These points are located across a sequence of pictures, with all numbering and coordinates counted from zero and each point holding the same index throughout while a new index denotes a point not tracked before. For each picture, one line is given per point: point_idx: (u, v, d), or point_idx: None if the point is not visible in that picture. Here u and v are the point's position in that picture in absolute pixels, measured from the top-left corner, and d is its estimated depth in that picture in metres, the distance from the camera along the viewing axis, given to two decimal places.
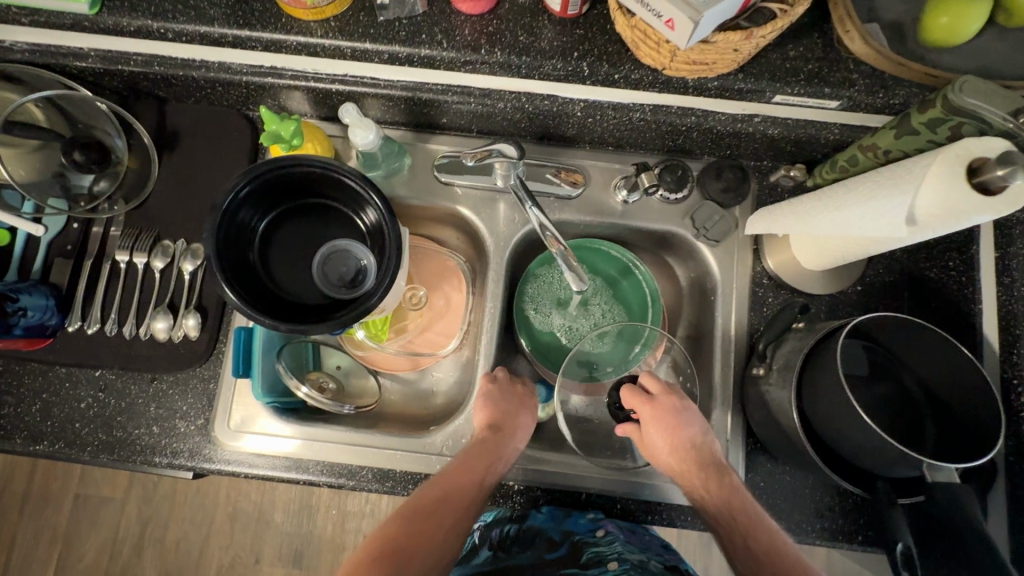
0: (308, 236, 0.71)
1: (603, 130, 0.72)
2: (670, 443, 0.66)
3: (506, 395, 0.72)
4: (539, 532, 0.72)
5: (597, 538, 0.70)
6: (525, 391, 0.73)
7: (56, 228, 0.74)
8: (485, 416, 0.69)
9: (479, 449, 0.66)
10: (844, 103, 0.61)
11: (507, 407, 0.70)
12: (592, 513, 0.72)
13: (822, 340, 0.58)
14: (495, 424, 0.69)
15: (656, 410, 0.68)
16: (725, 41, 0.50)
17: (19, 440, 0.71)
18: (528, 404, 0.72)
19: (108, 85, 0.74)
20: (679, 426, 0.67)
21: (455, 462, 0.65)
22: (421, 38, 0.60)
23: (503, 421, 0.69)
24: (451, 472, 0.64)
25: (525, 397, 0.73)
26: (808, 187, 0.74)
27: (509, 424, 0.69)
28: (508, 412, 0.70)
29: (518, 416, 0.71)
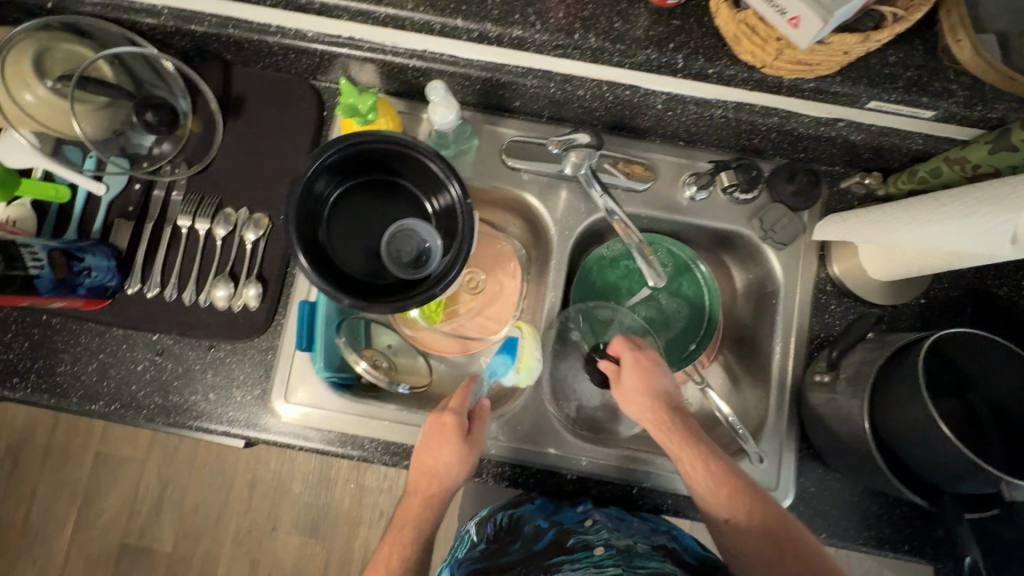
0: (376, 215, 0.70)
1: (679, 124, 0.71)
2: (647, 396, 0.67)
3: (429, 440, 0.66)
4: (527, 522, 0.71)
5: (584, 527, 0.69)
6: (447, 426, 0.66)
7: (117, 187, 0.73)
8: (428, 459, 0.65)
9: (413, 515, 0.67)
10: (939, 114, 0.60)
11: (426, 459, 0.65)
12: (582, 505, 0.72)
13: (897, 353, 0.58)
14: (421, 479, 0.66)
15: (629, 358, 0.69)
16: (839, 43, 0.49)
17: (75, 398, 0.71)
18: (451, 441, 0.65)
19: (177, 45, 0.72)
20: (657, 380, 0.67)
21: (399, 518, 0.68)
22: (513, 18, 0.59)
23: (425, 475, 0.66)
24: (395, 532, 0.67)
25: (450, 431, 0.65)
26: (879, 197, 0.73)
27: (436, 476, 0.66)
28: (433, 463, 0.65)
29: (442, 462, 0.65)
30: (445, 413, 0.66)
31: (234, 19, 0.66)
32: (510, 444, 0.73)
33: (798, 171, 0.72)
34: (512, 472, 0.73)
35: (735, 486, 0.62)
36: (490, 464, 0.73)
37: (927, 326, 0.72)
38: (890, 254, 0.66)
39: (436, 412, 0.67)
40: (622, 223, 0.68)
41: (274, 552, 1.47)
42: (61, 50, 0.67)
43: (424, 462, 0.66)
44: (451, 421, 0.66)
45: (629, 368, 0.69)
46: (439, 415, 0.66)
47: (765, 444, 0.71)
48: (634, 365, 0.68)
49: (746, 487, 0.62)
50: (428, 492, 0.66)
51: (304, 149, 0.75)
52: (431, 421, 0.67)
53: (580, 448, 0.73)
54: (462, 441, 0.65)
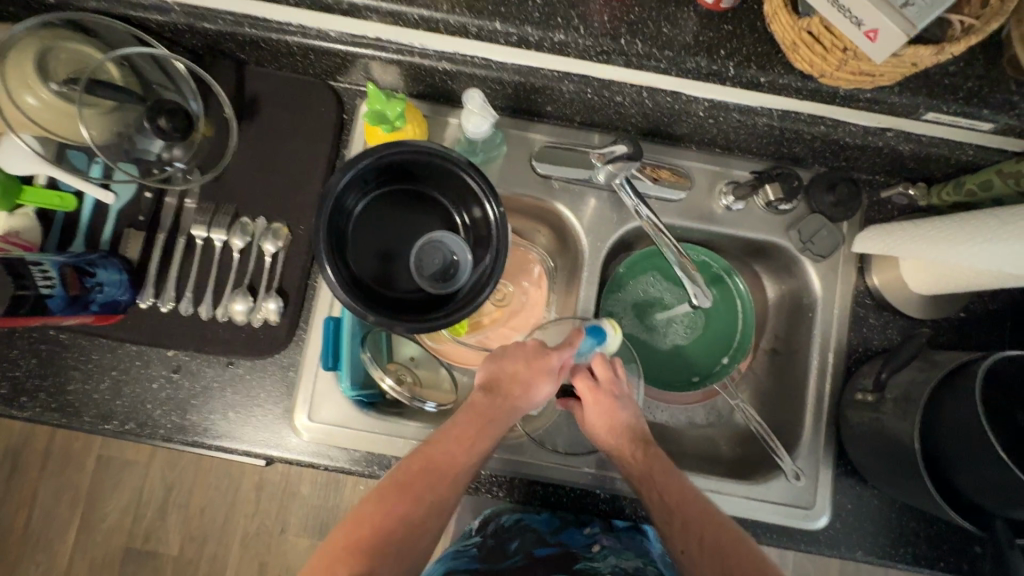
0: (402, 228, 0.66)
1: (718, 132, 0.68)
2: (608, 424, 0.65)
3: (512, 366, 0.65)
4: (534, 532, 0.72)
5: (592, 551, 0.70)
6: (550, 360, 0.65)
7: (126, 196, 0.69)
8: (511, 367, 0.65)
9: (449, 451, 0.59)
10: (997, 126, 0.57)
11: (513, 371, 0.64)
12: (591, 526, 0.72)
13: (950, 375, 0.57)
14: (499, 393, 0.63)
15: (596, 395, 0.66)
16: (911, 55, 0.46)
17: (88, 417, 0.68)
18: (546, 374, 0.64)
19: (187, 43, 0.68)
20: (616, 411, 0.65)
21: (455, 423, 0.61)
22: (556, 21, 0.55)
23: (513, 388, 0.63)
24: (446, 443, 0.59)
25: (543, 364, 0.65)
26: (921, 208, 0.71)
27: (518, 393, 0.63)
28: (520, 377, 0.64)
29: (533, 389, 0.64)
30: (541, 348, 0.66)
31: (250, 17, 0.62)
32: (544, 463, 0.70)
33: (839, 180, 0.69)
34: (546, 491, 0.70)
35: (705, 517, 0.58)
36: (521, 483, 0.70)
37: (967, 341, 0.71)
38: (937, 271, 0.64)
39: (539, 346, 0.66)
40: (653, 224, 0.66)
41: (282, 555, 1.42)
42: (64, 50, 0.62)
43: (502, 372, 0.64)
44: (552, 360, 0.65)
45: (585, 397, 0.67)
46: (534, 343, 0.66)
47: (803, 461, 0.70)
48: (602, 400, 0.66)
49: (714, 521, 0.58)
50: (485, 416, 0.62)
51: (323, 155, 0.72)
52: (528, 343, 0.66)
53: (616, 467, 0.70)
54: (555, 378, 0.65)
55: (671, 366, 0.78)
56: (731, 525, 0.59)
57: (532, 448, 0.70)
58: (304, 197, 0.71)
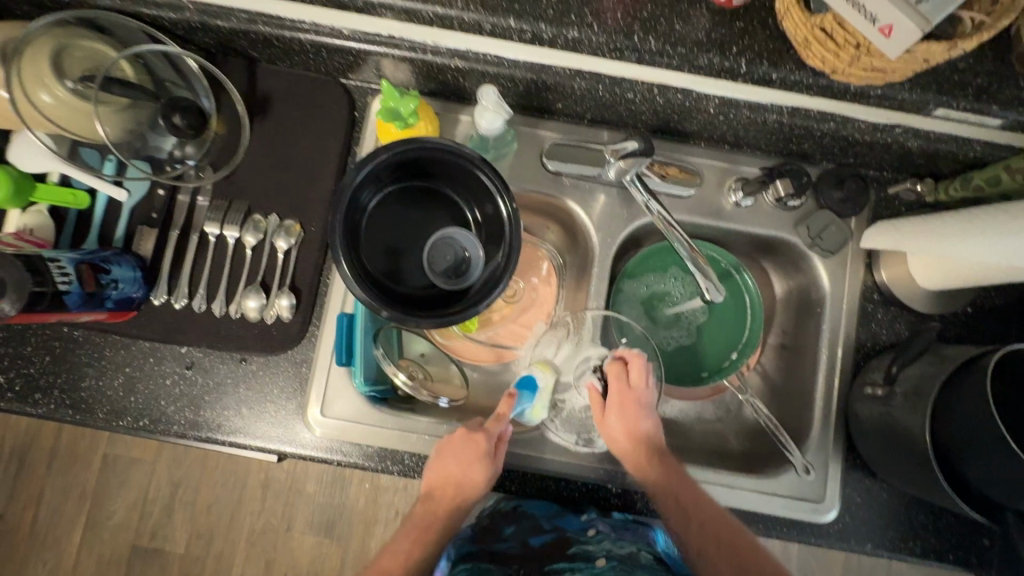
0: (415, 225, 0.67)
1: (728, 128, 0.69)
2: (626, 431, 0.65)
3: (448, 463, 0.63)
4: (530, 519, 0.71)
5: (586, 537, 0.68)
6: (482, 444, 0.63)
7: (139, 193, 0.69)
8: (446, 468, 0.63)
9: (429, 518, 0.64)
10: (1007, 122, 0.58)
11: (451, 470, 0.62)
12: (587, 513, 0.71)
13: (960, 369, 0.57)
14: (444, 492, 0.63)
15: (615, 394, 0.67)
16: (924, 51, 0.47)
17: (102, 414, 0.68)
18: (480, 460, 0.63)
19: (199, 41, 0.68)
20: (637, 417, 0.66)
21: (401, 535, 0.64)
22: (569, 18, 0.56)
23: (450, 487, 0.63)
24: (402, 545, 0.63)
25: (477, 448, 0.63)
26: (928, 204, 0.72)
27: (460, 489, 0.63)
28: (455, 474, 0.63)
29: (468, 480, 0.63)
30: (469, 434, 0.64)
31: (264, 15, 0.62)
32: (556, 458, 0.70)
33: (847, 176, 0.70)
34: (557, 486, 0.71)
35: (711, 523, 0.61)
36: (533, 476, 0.71)
37: (975, 336, 0.71)
38: (946, 267, 0.64)
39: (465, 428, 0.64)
40: (663, 219, 0.66)
41: (288, 553, 1.42)
42: (79, 48, 0.63)
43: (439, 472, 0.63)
44: (481, 440, 0.63)
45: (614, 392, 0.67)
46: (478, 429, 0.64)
47: (812, 455, 0.70)
48: (619, 406, 0.66)
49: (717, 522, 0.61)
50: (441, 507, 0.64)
51: (335, 153, 0.72)
52: (456, 433, 0.64)
53: None
54: (490, 461, 0.63)
55: (679, 361, 0.78)
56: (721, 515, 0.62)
57: (545, 442, 0.70)
58: (315, 194, 0.72)
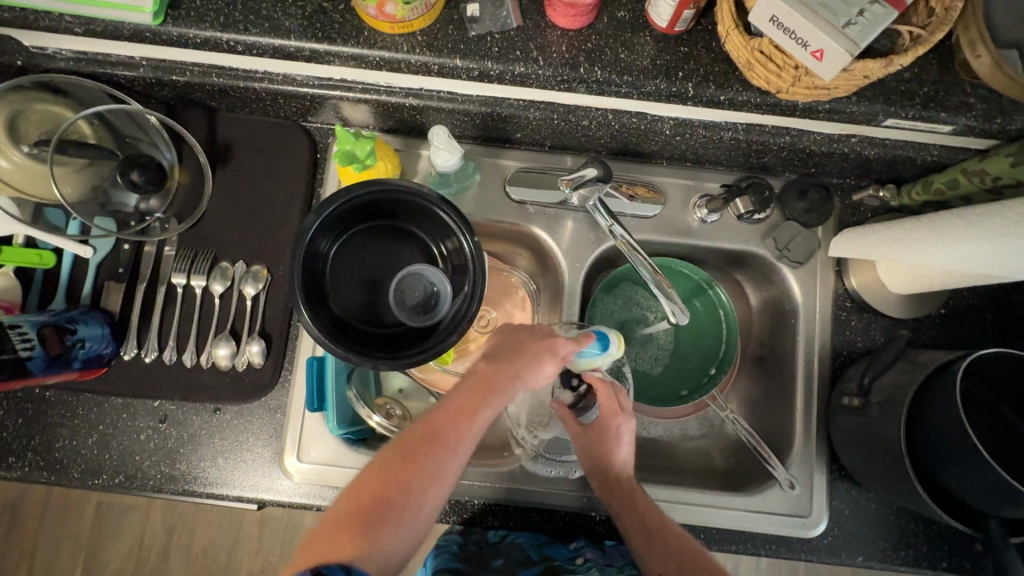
0: (381, 265, 0.66)
1: (687, 147, 0.69)
2: (605, 452, 0.63)
3: (513, 351, 0.57)
4: (518, 549, 0.69)
5: (575, 565, 0.66)
6: (545, 341, 0.58)
7: (105, 249, 0.69)
8: (498, 352, 0.57)
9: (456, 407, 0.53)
10: (957, 128, 0.58)
11: (512, 354, 0.56)
12: (576, 541, 0.70)
13: (931, 378, 0.57)
14: (498, 371, 0.55)
15: (606, 416, 0.63)
16: (861, 69, 0.47)
17: (77, 474, 0.68)
18: (546, 353, 0.58)
19: (156, 95, 0.69)
20: (620, 442, 0.63)
21: (446, 399, 0.54)
22: (515, 54, 0.56)
23: (512, 368, 0.56)
24: (431, 425, 0.51)
25: (553, 338, 0.59)
26: (893, 208, 0.72)
27: (515, 371, 0.56)
28: (513, 355, 0.57)
29: (533, 366, 0.56)
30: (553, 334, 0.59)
31: (217, 67, 0.63)
32: (537, 489, 0.69)
33: (809, 187, 0.70)
34: (541, 517, 0.70)
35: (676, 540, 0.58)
36: (516, 510, 0.70)
37: (950, 337, 0.71)
38: (914, 272, 0.64)
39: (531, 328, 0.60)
40: (626, 243, 0.67)
41: None
42: (35, 111, 0.63)
43: (487, 355, 0.57)
44: (551, 338, 0.59)
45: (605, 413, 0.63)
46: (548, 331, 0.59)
47: (796, 469, 0.70)
48: (608, 426, 0.63)
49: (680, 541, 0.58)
50: (482, 388, 0.54)
51: (299, 195, 0.72)
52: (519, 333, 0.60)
53: None
54: (556, 357, 0.58)
55: (659, 379, 0.78)
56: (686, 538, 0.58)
57: (525, 473, 0.70)
58: (282, 237, 0.72)
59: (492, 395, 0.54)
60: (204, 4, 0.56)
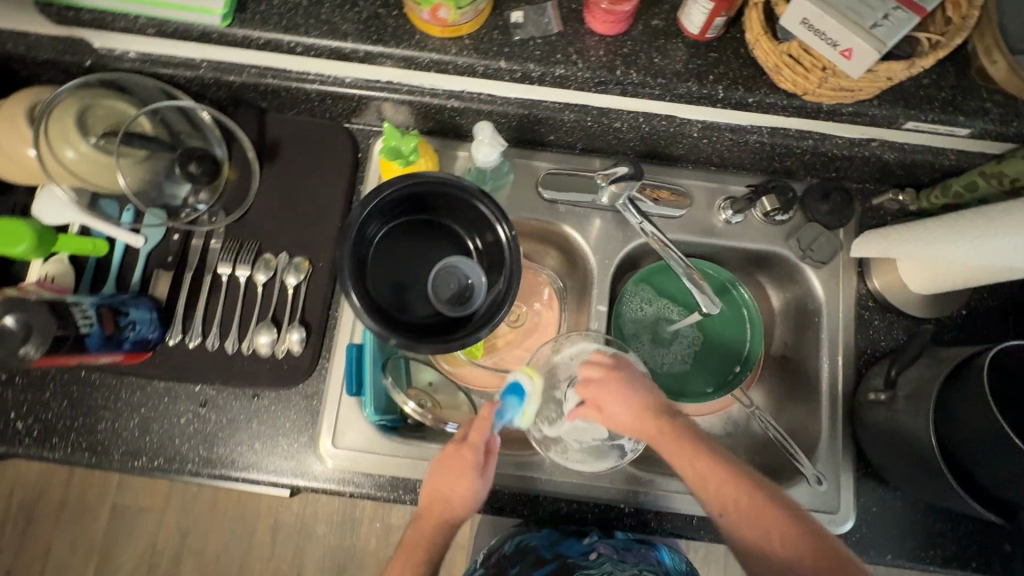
0: (420, 257, 0.70)
1: (713, 151, 0.72)
2: (631, 411, 0.59)
3: (440, 474, 0.59)
4: (533, 551, 0.72)
5: (588, 560, 0.71)
6: (468, 458, 0.59)
7: (155, 239, 0.73)
8: (432, 485, 0.60)
9: (420, 538, 0.60)
10: (975, 132, 0.61)
11: (439, 483, 0.59)
12: (590, 535, 0.73)
13: (957, 369, 0.58)
14: (434, 509, 0.59)
15: (606, 388, 0.60)
16: (886, 71, 0.51)
17: (117, 456, 0.69)
18: (469, 476, 0.59)
19: (211, 96, 0.73)
20: (635, 394, 0.60)
21: (405, 545, 0.60)
22: (555, 57, 0.60)
23: (440, 500, 0.59)
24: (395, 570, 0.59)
25: (461, 449, 0.60)
26: (912, 212, 0.74)
27: (449, 505, 0.59)
28: (443, 490, 0.59)
29: (458, 494, 0.59)
30: (462, 444, 0.60)
31: (273, 68, 0.67)
32: (567, 480, 0.70)
33: (831, 190, 0.73)
34: (570, 508, 0.71)
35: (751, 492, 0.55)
36: (546, 501, 0.71)
37: (972, 337, 0.72)
38: (934, 270, 0.66)
39: (455, 440, 0.61)
40: (659, 241, 0.68)
41: None
42: (100, 106, 0.67)
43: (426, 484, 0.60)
44: (468, 455, 0.59)
45: (590, 399, 0.61)
46: (464, 443, 0.60)
47: (823, 465, 0.70)
48: (614, 389, 0.60)
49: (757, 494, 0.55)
50: (430, 529, 0.60)
51: (340, 192, 0.76)
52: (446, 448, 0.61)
53: (636, 481, 0.71)
54: (480, 476, 0.59)
55: (688, 374, 0.80)
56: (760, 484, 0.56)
57: (554, 465, 0.70)
58: (323, 231, 0.75)
59: (436, 529, 0.59)
60: (268, 8, 0.60)
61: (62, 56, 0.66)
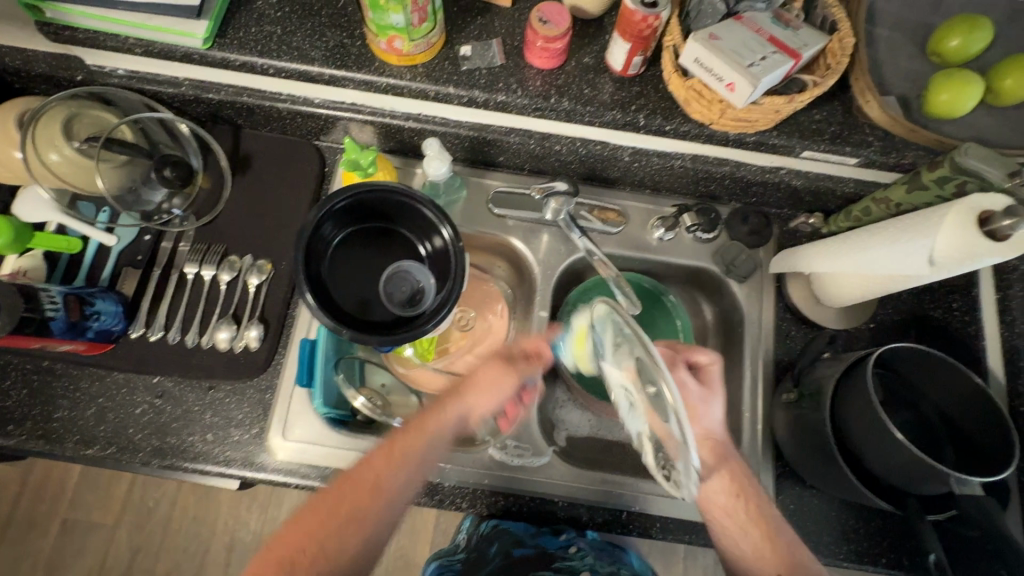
0: (373, 261, 0.75)
1: (645, 174, 0.80)
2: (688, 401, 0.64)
3: (484, 369, 0.66)
4: (512, 535, 0.79)
5: (568, 553, 0.80)
6: (519, 363, 0.67)
7: (127, 239, 0.78)
8: (472, 377, 0.65)
9: (433, 420, 0.63)
10: (862, 161, 0.70)
11: (478, 376, 0.65)
12: (568, 532, 0.81)
13: (851, 367, 0.65)
14: (460, 396, 0.65)
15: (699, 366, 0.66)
16: (770, 104, 0.60)
17: (70, 444, 0.71)
18: (514, 375, 0.66)
19: (191, 111, 0.79)
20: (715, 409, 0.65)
21: (412, 425, 0.63)
22: (498, 86, 0.69)
23: (474, 392, 0.64)
24: (390, 446, 0.62)
25: (500, 362, 0.66)
26: (824, 234, 0.82)
27: (478, 397, 0.64)
28: (482, 379, 0.65)
29: (495, 394, 0.65)
30: (501, 360, 0.67)
31: (248, 88, 0.74)
32: (506, 474, 0.74)
33: (750, 213, 0.81)
34: (508, 502, 0.74)
35: (781, 537, 0.62)
36: (484, 494, 0.74)
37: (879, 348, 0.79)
38: (835, 283, 0.73)
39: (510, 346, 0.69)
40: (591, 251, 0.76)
41: None
42: (87, 116, 0.74)
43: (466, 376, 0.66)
44: (519, 361, 0.67)
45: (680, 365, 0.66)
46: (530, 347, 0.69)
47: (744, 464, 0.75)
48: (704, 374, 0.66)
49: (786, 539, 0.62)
50: (447, 415, 0.64)
51: (306, 201, 0.82)
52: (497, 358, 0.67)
53: (570, 476, 0.75)
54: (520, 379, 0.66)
55: None
56: (791, 538, 0.62)
57: (492, 460, 0.74)
58: (287, 237, 0.81)
59: (457, 422, 0.64)
60: (246, 35, 0.68)
61: (56, 70, 0.72)
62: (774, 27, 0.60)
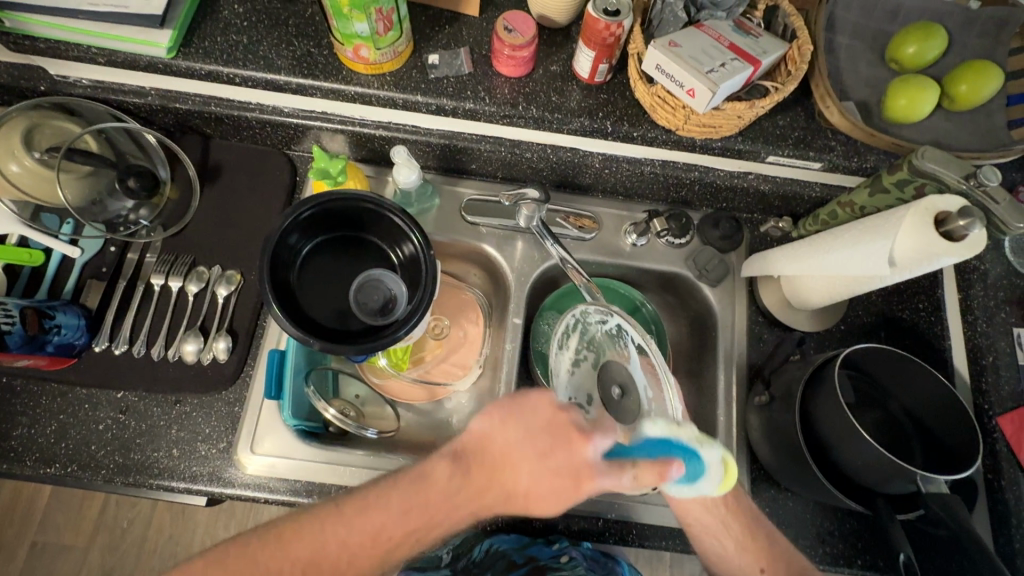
0: (344, 270, 0.75)
1: (617, 181, 0.81)
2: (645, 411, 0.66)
3: (532, 429, 0.53)
4: (505, 557, 0.77)
5: (560, 563, 0.76)
6: (580, 449, 0.51)
7: (92, 250, 0.76)
8: (512, 432, 0.53)
9: (432, 492, 0.52)
10: (826, 165, 0.71)
11: (514, 440, 0.53)
12: (559, 542, 0.77)
13: (820, 367, 0.65)
14: (477, 460, 0.53)
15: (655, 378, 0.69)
16: (732, 109, 0.61)
17: (29, 462, 0.69)
18: (568, 442, 0.52)
19: (159, 121, 0.78)
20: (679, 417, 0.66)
21: (407, 487, 0.52)
22: (466, 94, 0.69)
23: (498, 474, 0.52)
24: (380, 519, 0.52)
25: (583, 471, 0.50)
26: (794, 238, 0.83)
27: (495, 480, 0.52)
28: (516, 445, 0.52)
29: (536, 495, 0.51)
30: (587, 475, 0.50)
31: (216, 98, 0.73)
32: None
33: (721, 219, 0.82)
34: None
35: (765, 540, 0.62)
36: None
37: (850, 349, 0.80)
38: (804, 286, 0.74)
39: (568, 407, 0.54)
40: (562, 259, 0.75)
41: None
42: (52, 126, 0.73)
43: (507, 423, 0.53)
44: (581, 438, 0.52)
45: None
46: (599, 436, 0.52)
47: None
48: None
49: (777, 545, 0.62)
50: (467, 483, 0.52)
51: (277, 210, 0.81)
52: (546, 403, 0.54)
53: None
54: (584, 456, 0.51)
55: None
56: (777, 541, 0.62)
57: None
58: (257, 246, 0.80)
59: (476, 498, 0.52)
60: (212, 45, 0.68)
61: (16, 81, 0.72)
62: (734, 35, 0.61)
